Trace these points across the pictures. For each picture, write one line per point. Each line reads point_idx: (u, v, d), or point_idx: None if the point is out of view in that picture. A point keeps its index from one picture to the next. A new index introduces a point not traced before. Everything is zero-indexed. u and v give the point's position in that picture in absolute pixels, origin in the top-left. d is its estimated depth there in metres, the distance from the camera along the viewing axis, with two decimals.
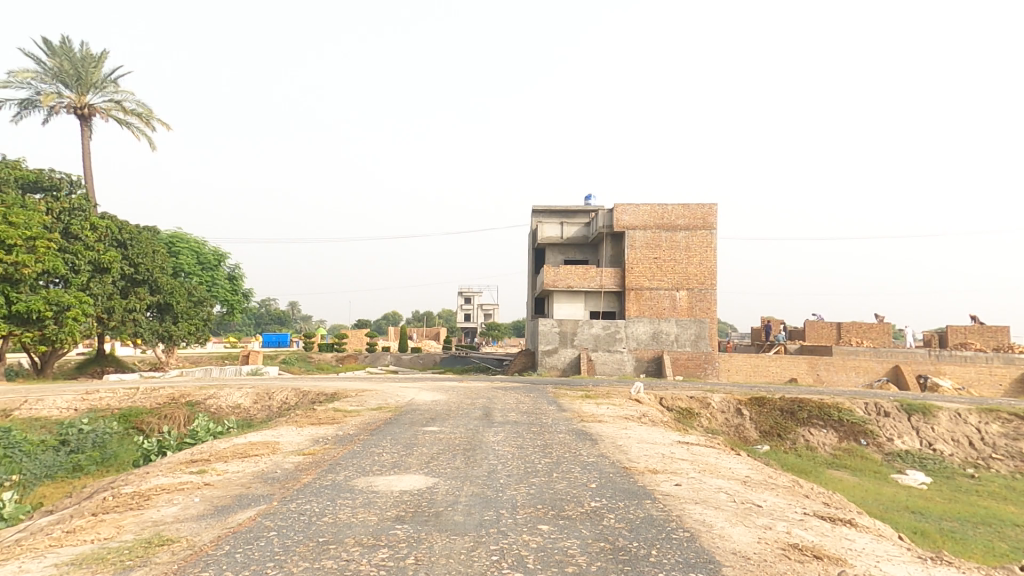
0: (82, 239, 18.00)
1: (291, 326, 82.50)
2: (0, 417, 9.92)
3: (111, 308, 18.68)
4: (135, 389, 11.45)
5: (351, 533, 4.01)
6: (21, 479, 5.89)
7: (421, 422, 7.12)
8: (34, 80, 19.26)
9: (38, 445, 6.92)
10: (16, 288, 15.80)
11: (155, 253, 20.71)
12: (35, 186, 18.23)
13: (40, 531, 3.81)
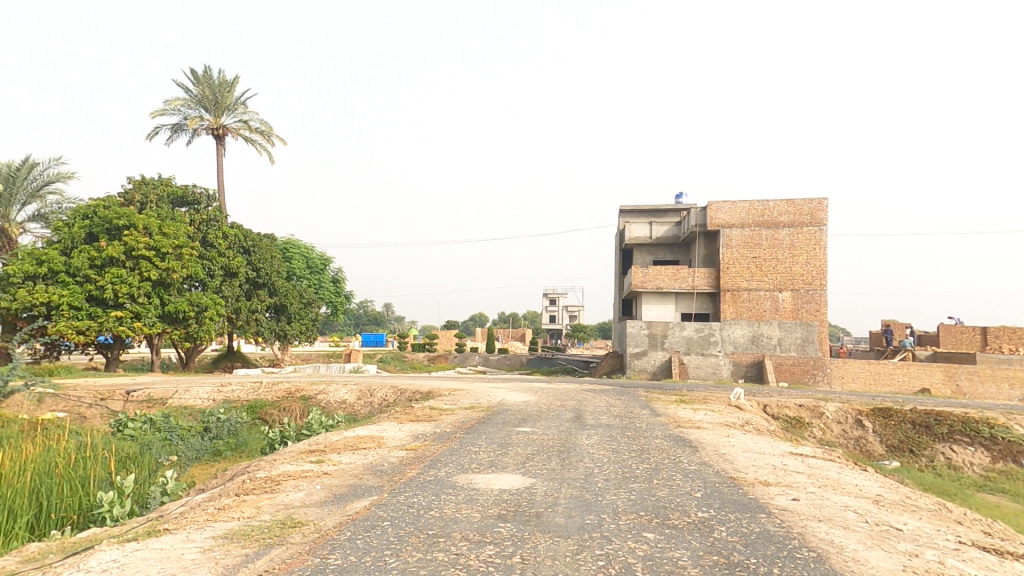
0: (216, 247, 20.30)
1: (385, 326, 87.27)
2: (158, 405, 11.46)
3: (239, 309, 20.78)
4: (259, 383, 12.67)
5: (457, 528, 4.15)
6: (178, 460, 6.74)
7: (514, 422, 7.26)
8: (183, 106, 21.94)
9: (188, 430, 7.89)
10: (167, 292, 18.12)
11: (273, 258, 22.76)
12: (182, 201, 20.72)
13: (197, 506, 4.36)
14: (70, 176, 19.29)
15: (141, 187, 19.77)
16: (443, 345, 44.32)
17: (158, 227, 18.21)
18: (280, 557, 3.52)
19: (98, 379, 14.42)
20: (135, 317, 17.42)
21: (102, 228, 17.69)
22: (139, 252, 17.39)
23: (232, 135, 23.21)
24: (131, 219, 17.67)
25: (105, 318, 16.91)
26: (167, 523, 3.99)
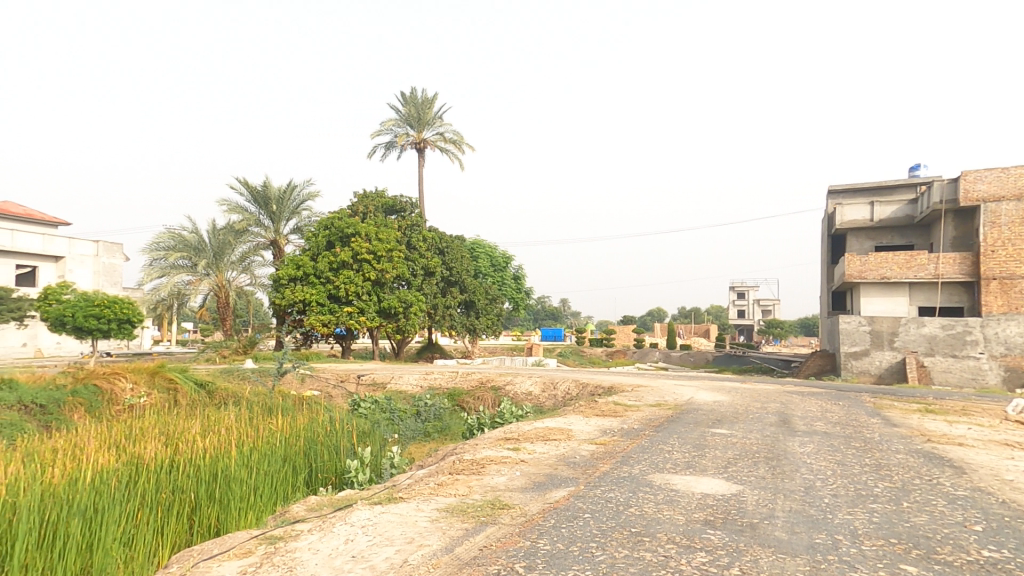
0: (417, 250, 23.06)
1: (559, 321, 89.92)
2: (381, 388, 13.45)
3: (436, 304, 23.42)
4: (456, 373, 14.03)
5: (661, 528, 3.94)
6: (399, 437, 7.76)
7: (707, 423, 6.76)
8: (394, 125, 25.42)
9: (404, 412, 9.06)
10: (382, 290, 21.18)
11: (463, 258, 25.00)
12: (391, 210, 23.88)
13: (420, 480, 4.91)
14: (316, 195, 23.54)
15: (363, 200, 23.16)
16: (620, 340, 44.04)
17: (375, 235, 21.32)
18: (495, 536, 3.75)
19: (337, 365, 17.45)
20: (361, 312, 20.70)
21: (337, 236, 21.12)
22: (362, 256, 20.60)
23: (431, 147, 26.24)
24: (357, 228, 20.94)
25: (340, 313, 20.41)
26: (402, 491, 4.58)
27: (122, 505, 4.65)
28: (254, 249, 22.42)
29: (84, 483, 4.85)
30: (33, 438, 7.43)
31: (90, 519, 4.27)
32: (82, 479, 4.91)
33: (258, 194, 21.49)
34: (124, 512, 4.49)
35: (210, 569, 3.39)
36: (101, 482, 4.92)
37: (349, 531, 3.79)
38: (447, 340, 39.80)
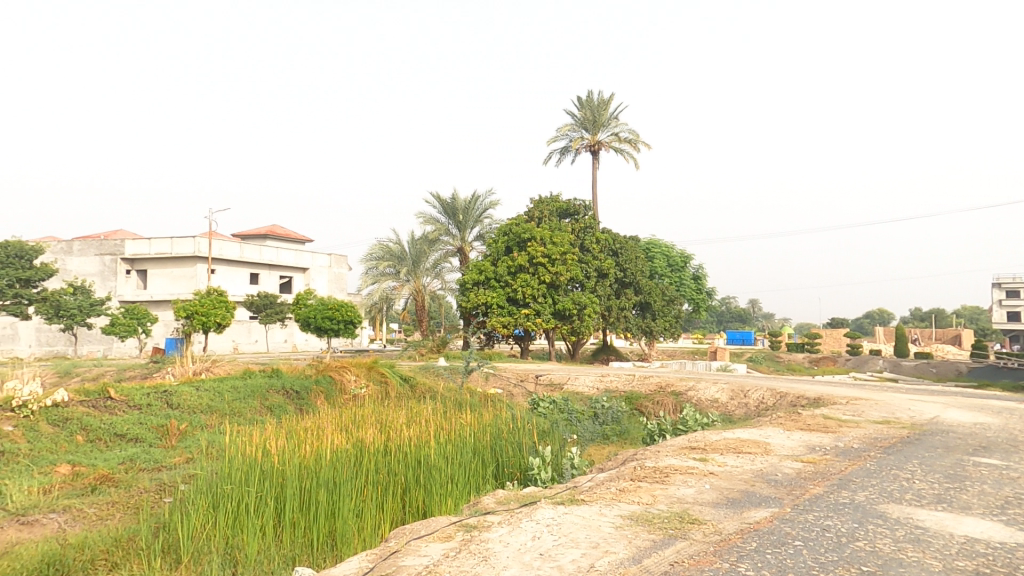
0: (591, 252, 23.21)
1: (750, 324, 81.67)
2: (559, 388, 13.77)
3: (610, 306, 23.25)
4: (633, 376, 13.64)
5: (906, 573, 3.18)
6: (578, 437, 7.76)
7: (964, 450, 5.35)
8: (570, 130, 26.14)
9: (583, 414, 9.06)
10: (557, 292, 21.82)
11: (637, 259, 24.40)
12: (565, 213, 24.45)
13: (601, 484, 4.80)
14: (496, 203, 25.25)
15: (539, 205, 24.06)
16: (827, 346, 38.19)
17: (549, 238, 22.06)
18: (686, 552, 3.45)
19: (518, 364, 18.43)
20: (537, 314, 21.60)
21: (515, 242, 22.37)
22: (538, 260, 21.47)
23: (606, 148, 26.37)
24: (533, 233, 21.91)
25: (519, 315, 21.55)
26: (583, 493, 4.54)
27: (354, 480, 6.02)
28: (445, 257, 24.91)
29: (326, 458, 6.24)
30: (289, 418, 9.36)
31: (333, 491, 5.75)
32: (325, 452, 6.34)
33: (447, 206, 23.83)
34: (355, 488, 5.82)
35: (419, 548, 3.77)
36: (336, 461, 6.12)
37: (535, 528, 3.87)
38: (623, 342, 39.19)
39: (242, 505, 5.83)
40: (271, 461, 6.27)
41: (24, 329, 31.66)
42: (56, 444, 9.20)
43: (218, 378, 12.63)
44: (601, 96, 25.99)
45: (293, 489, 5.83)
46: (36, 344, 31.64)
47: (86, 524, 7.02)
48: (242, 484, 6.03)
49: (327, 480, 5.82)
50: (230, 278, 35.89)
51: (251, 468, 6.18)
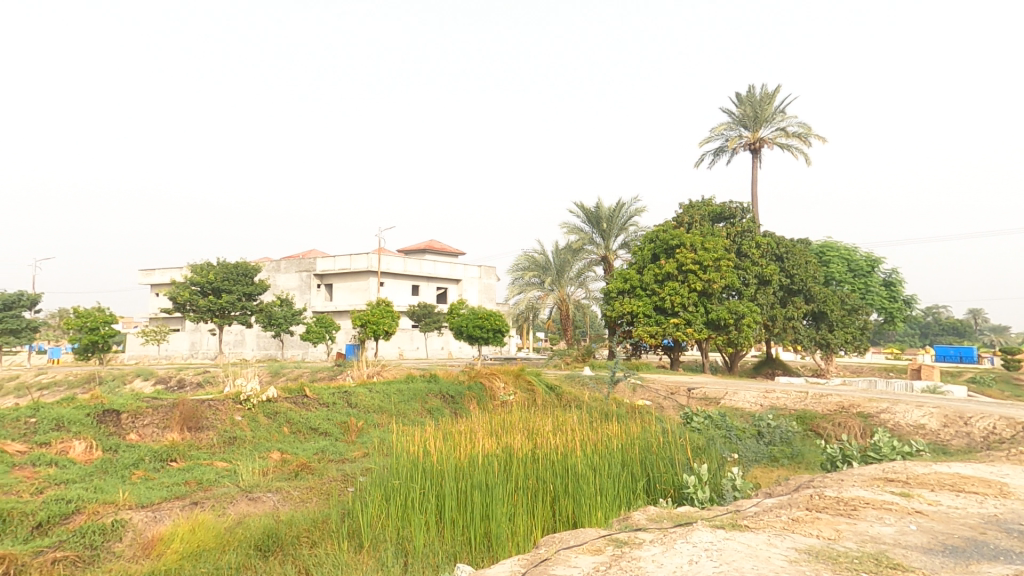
0: (750, 257, 21.24)
1: (969, 338, 66.68)
2: (714, 403, 12.70)
3: (774, 316, 20.92)
4: (805, 394, 12.01)
5: None
6: (740, 457, 7.02)
7: None
8: (726, 130, 24.37)
9: (744, 431, 8.18)
10: (710, 301, 20.36)
11: (808, 263, 21.65)
12: (719, 217, 22.76)
13: (770, 511, 4.24)
14: (641, 210, 24.47)
15: (690, 210, 22.74)
16: None
17: (701, 244, 20.69)
18: None
19: (669, 377, 17.48)
20: (687, 324, 20.33)
21: (662, 249, 21.38)
22: (687, 267, 20.24)
23: (769, 145, 24.03)
24: (682, 239, 20.72)
25: (667, 324, 20.48)
26: (746, 519, 4.06)
27: (505, 485, 6.23)
28: (589, 266, 24.81)
29: (476, 460, 6.52)
30: (445, 421, 10.03)
31: (488, 496, 6.05)
32: (476, 454, 6.62)
33: (591, 215, 23.70)
34: (506, 492, 6.06)
35: (569, 558, 3.69)
36: (488, 465, 6.38)
37: (691, 552, 3.54)
38: (793, 356, 34.94)
39: (409, 499, 6.43)
40: (430, 459, 6.75)
41: (249, 335, 39.11)
42: (270, 433, 11.11)
43: (387, 381, 14.12)
44: (763, 89, 23.81)
45: (451, 488, 6.30)
46: (256, 347, 38.79)
47: (292, 504, 8.34)
48: (408, 479, 6.62)
49: (480, 482, 6.17)
50: (396, 290, 40.16)
51: (414, 465, 6.72)
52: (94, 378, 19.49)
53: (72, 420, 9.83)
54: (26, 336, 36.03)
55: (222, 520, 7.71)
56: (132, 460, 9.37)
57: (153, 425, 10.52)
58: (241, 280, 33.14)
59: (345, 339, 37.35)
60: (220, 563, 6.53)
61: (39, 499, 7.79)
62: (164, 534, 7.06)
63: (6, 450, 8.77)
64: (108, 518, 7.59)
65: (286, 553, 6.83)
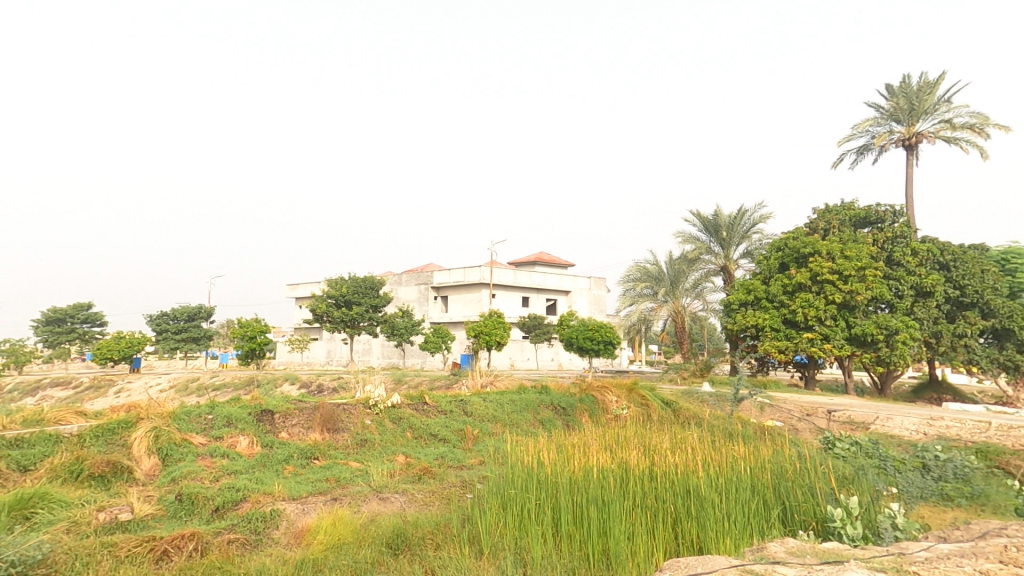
0: (905, 265, 18.82)
1: None
2: (863, 428, 11.44)
3: (938, 332, 18.27)
4: (986, 423, 10.42)
5: None
6: (901, 493, 6.19)
7: None
8: (873, 125, 21.94)
9: (904, 463, 7.23)
10: (853, 314, 18.30)
11: (984, 272, 18.67)
12: (864, 222, 20.44)
13: (948, 559, 3.70)
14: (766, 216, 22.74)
15: (827, 214, 20.79)
16: None
17: (841, 252, 18.67)
18: None
19: (799, 396, 15.92)
20: (825, 339, 18.35)
21: (792, 258, 19.74)
22: (824, 277, 18.36)
23: (929, 139, 21.19)
24: (816, 246, 18.89)
25: (799, 339, 18.67)
26: (915, 565, 3.60)
27: (623, 503, 6.12)
28: (706, 276, 23.54)
29: (592, 475, 6.49)
30: (558, 434, 10.06)
31: (606, 512, 6.00)
32: (591, 468, 6.58)
33: (708, 223, 22.51)
34: (625, 509, 5.97)
35: None
36: (604, 480, 6.33)
37: None
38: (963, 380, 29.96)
39: (525, 510, 6.58)
40: (544, 471, 6.84)
41: (374, 344, 42.61)
42: (395, 437, 12.00)
43: (501, 391, 14.53)
44: (922, 78, 21.14)
45: (567, 501, 6.36)
46: (380, 356, 42.06)
47: (417, 506, 8.90)
48: (523, 489, 6.78)
49: (596, 497, 6.14)
50: (506, 301, 41.30)
51: (529, 475, 6.87)
52: (253, 380, 22.49)
53: (239, 418, 11.44)
54: (203, 343, 42.67)
55: (358, 516, 8.45)
56: (284, 456, 10.64)
57: (299, 425, 11.88)
58: (368, 293, 36.22)
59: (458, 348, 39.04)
60: (358, 556, 7.13)
61: (216, 486, 9.16)
62: (312, 525, 7.96)
63: (192, 441, 10.41)
64: (268, 507, 8.70)
65: (414, 552, 7.28)
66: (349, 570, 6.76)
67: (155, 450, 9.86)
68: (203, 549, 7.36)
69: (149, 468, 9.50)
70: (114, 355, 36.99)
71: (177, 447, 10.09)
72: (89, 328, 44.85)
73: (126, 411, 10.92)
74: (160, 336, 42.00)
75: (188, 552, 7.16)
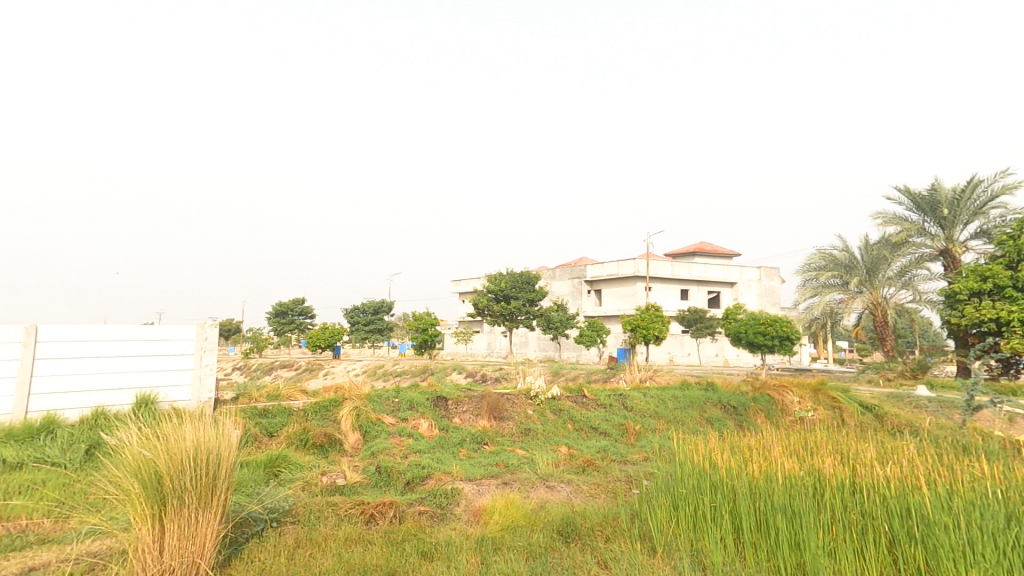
0: None
1: None
2: None
3: None
4: None
5: None
6: None
7: None
8: None
9: None
10: None
11: None
12: None
13: None
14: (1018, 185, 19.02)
15: None
16: None
17: None
18: None
19: None
20: None
21: None
22: None
23: None
24: None
25: None
26: None
27: (817, 515, 5.57)
28: (918, 262, 19.93)
29: (775, 482, 6.05)
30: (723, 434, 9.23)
31: (797, 521, 5.58)
32: (775, 476, 6.11)
33: (923, 201, 18.89)
34: (821, 522, 5.44)
35: None
36: (793, 487, 5.86)
37: None
38: None
39: (701, 511, 6.34)
40: (721, 472, 6.53)
41: (531, 337, 44.53)
42: (557, 429, 12.35)
43: (661, 387, 14.14)
44: None
45: (748, 506, 5.97)
46: (537, 348, 43.90)
47: (583, 498, 9.03)
48: (697, 490, 6.57)
49: (783, 505, 5.74)
50: (665, 294, 40.60)
51: (702, 476, 6.63)
52: (428, 369, 24.95)
53: (419, 403, 12.82)
54: (387, 334, 48.63)
55: (528, 501, 8.87)
56: (458, 440, 11.58)
57: (470, 412, 12.86)
58: (525, 287, 37.78)
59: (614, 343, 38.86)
60: (533, 539, 7.39)
61: (406, 462, 10.35)
62: (487, 506, 8.54)
63: (385, 421, 11.96)
64: (449, 485, 9.55)
65: (584, 542, 7.30)
66: (525, 551, 7.02)
67: (356, 427, 11.47)
68: (400, 517, 8.30)
69: (354, 442, 11.00)
70: (321, 343, 43.89)
71: (373, 425, 11.69)
72: (303, 320, 53.68)
73: (335, 392, 12.92)
74: (353, 327, 48.40)
75: (389, 518, 8.15)
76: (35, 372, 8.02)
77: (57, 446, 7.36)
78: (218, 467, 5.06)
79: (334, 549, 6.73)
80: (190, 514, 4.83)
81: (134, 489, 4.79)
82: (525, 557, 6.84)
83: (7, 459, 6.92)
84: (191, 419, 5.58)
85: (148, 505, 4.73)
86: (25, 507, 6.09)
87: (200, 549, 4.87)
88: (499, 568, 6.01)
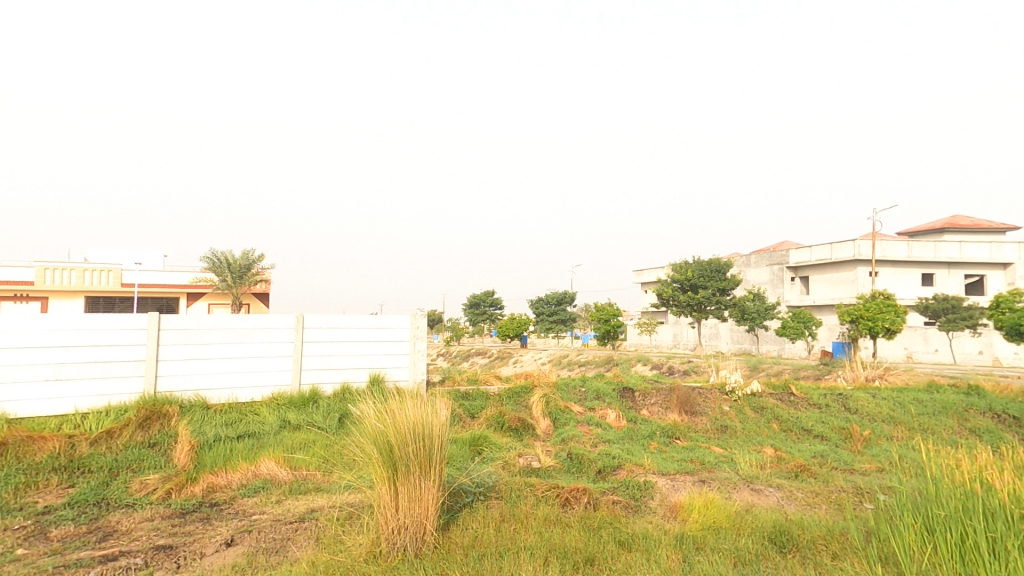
0: None
1: None
2: None
3: None
4: None
5: None
6: None
7: None
8: None
9: None
10: None
11: None
12: None
13: None
14: None
15: None
16: None
17: None
18: None
19: None
20: None
21: None
22: None
23: None
24: None
25: None
26: None
27: None
28: None
29: None
30: (1001, 446, 5.80)
31: None
32: None
33: None
34: None
35: None
36: None
37: None
38: None
39: (971, 541, 4.22)
40: (1005, 499, 4.28)
41: (723, 329, 41.81)
42: (759, 427, 11.28)
43: (897, 389, 12.45)
44: None
45: None
46: (731, 341, 40.97)
47: (799, 505, 7.96)
48: (964, 515, 4.45)
49: None
50: (899, 280, 34.57)
51: (971, 499, 4.50)
52: (612, 360, 25.00)
53: (606, 393, 12.81)
54: (570, 324, 49.91)
55: (731, 502, 8.13)
56: (648, 432, 11.19)
57: (658, 405, 12.49)
58: (715, 276, 35.30)
59: (827, 336, 34.19)
60: (738, 544, 5.98)
61: (596, 450, 10.37)
62: (685, 503, 7.99)
63: (572, 409, 12.20)
64: (641, 478, 9.29)
65: (804, 555, 5.66)
66: (731, 556, 5.65)
67: (547, 414, 11.88)
68: (594, 504, 8.21)
69: (545, 428, 11.38)
70: (510, 332, 47.00)
71: (562, 413, 12.03)
72: (493, 311, 57.97)
73: (525, 378, 13.64)
74: (538, 318, 50.91)
75: (584, 503, 8.10)
76: (305, 352, 9.88)
77: (319, 413, 9.04)
78: (435, 442, 5.45)
79: (535, 527, 6.40)
80: (415, 481, 5.33)
81: (373, 454, 5.48)
82: (733, 562, 5.49)
83: (290, 421, 8.67)
84: (412, 396, 6.15)
85: (385, 468, 5.35)
86: (304, 461, 7.53)
87: (425, 512, 5.34)
88: (704, 569, 5.13)
